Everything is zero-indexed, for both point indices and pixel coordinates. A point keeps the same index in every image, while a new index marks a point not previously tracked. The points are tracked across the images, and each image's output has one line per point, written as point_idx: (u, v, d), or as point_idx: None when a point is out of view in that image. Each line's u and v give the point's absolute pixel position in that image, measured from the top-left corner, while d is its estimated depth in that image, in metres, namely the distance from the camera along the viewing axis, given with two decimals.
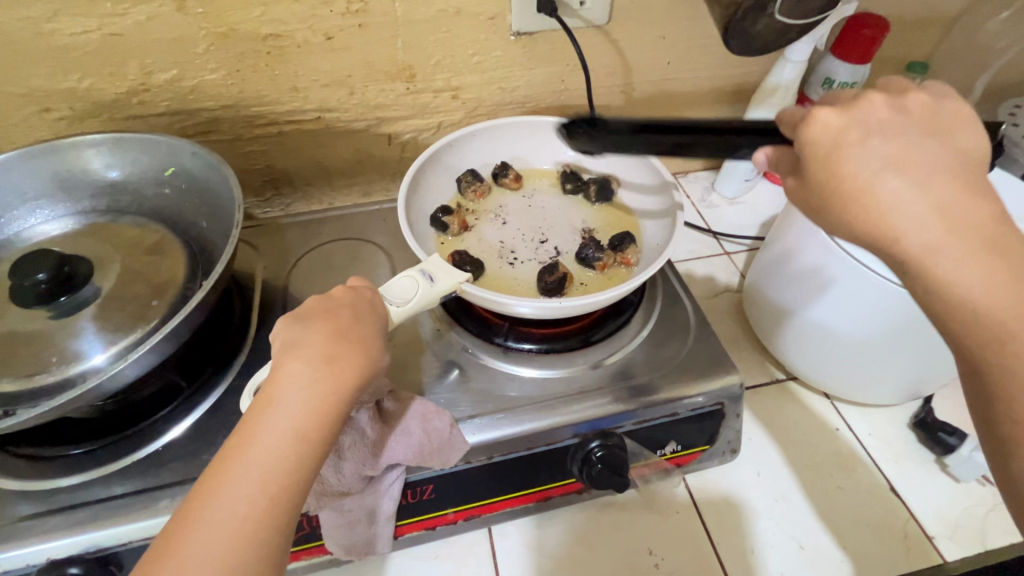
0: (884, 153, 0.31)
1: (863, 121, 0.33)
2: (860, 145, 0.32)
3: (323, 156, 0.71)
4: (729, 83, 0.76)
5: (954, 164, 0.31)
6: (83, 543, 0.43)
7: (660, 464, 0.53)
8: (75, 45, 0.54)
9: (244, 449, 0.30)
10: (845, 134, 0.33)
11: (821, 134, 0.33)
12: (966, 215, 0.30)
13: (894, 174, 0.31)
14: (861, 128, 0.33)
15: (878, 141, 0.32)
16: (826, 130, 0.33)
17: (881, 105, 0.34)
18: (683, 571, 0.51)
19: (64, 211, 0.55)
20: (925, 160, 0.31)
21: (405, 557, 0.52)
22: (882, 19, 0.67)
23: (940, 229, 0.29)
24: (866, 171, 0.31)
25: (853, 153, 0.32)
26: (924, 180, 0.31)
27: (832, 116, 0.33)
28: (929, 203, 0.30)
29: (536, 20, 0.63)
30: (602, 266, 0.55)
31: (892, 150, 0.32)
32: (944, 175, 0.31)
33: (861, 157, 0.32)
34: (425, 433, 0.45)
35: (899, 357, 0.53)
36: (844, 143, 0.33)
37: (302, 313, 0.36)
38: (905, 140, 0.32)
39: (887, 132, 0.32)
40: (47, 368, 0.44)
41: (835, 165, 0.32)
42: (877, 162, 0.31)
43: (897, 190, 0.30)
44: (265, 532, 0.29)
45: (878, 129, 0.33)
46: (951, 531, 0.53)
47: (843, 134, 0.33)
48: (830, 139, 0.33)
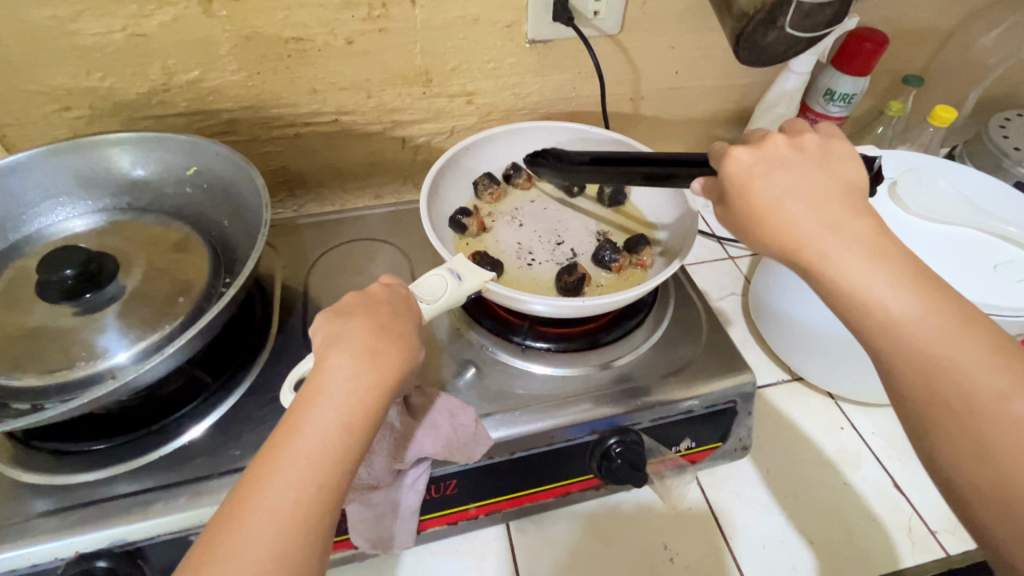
0: (783, 182, 0.36)
1: (767, 157, 0.38)
2: (765, 176, 0.37)
3: (338, 158, 0.71)
4: (734, 93, 0.78)
5: (845, 190, 0.36)
6: (110, 537, 0.43)
7: (676, 461, 0.54)
8: (99, 45, 0.55)
9: (293, 437, 0.31)
10: (753, 168, 0.37)
11: (734, 167, 0.38)
12: (855, 230, 0.33)
13: (793, 197, 0.35)
14: (766, 162, 0.37)
15: (780, 173, 0.37)
16: (739, 164, 0.38)
17: (781, 144, 0.38)
18: (697, 564, 0.53)
19: (85, 208, 0.55)
20: (818, 188, 0.36)
21: (425, 552, 0.52)
22: (881, 34, 0.69)
23: (835, 240, 0.33)
24: (769, 198, 0.36)
25: (758, 184, 0.37)
26: (819, 202, 0.35)
27: (744, 154, 0.38)
28: (820, 222, 0.34)
29: (551, 29, 0.64)
30: (618, 268, 0.57)
31: (789, 181, 0.36)
32: (834, 199, 0.35)
33: (767, 186, 0.36)
34: (452, 427, 0.46)
35: (843, 363, 0.59)
36: (751, 175, 0.37)
37: (343, 309, 0.37)
38: (800, 171, 0.36)
39: (785, 166, 0.37)
40: (73, 364, 0.44)
41: (746, 193, 0.37)
42: (778, 190, 0.36)
43: (796, 210, 0.35)
44: (314, 518, 0.30)
45: (781, 163, 0.37)
46: (954, 525, 0.55)
47: (750, 168, 0.38)
48: (741, 171, 0.38)
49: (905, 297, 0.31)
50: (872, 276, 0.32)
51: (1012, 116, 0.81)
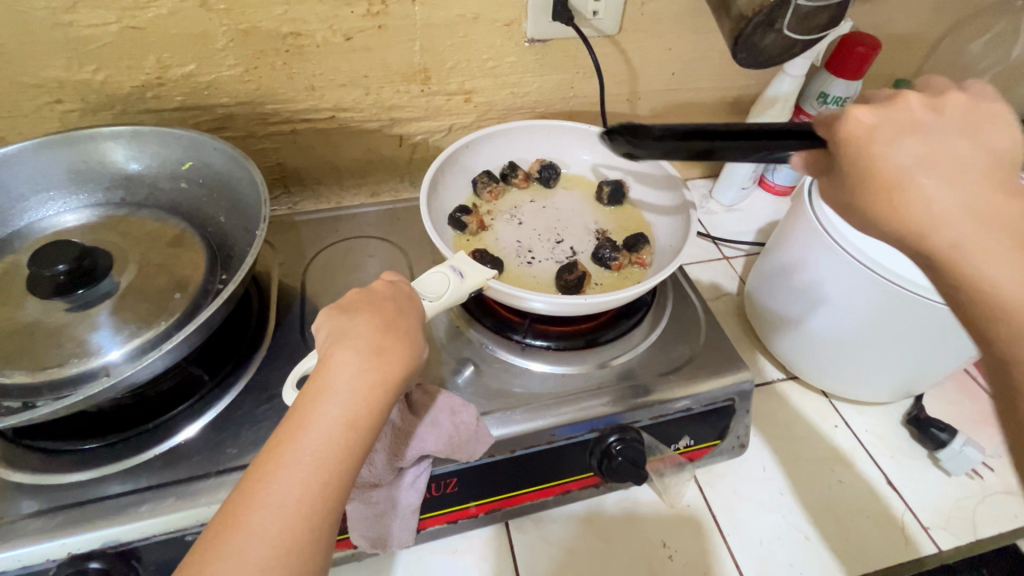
0: (922, 150, 0.32)
1: (898, 121, 0.33)
2: (896, 143, 0.32)
3: (335, 156, 0.71)
4: (730, 95, 0.79)
5: (990, 164, 0.31)
6: (105, 537, 0.42)
7: (675, 459, 0.54)
8: (93, 37, 0.54)
9: (297, 434, 0.31)
10: (879, 134, 0.33)
11: (854, 130, 0.34)
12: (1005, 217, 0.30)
13: (929, 175, 0.31)
14: (901, 128, 0.33)
15: (918, 138, 0.32)
16: (860, 128, 0.33)
17: (914, 107, 0.33)
18: (695, 562, 0.53)
19: (79, 203, 0.55)
20: (960, 158, 0.31)
21: (424, 552, 0.52)
22: (874, 39, 0.70)
23: (975, 224, 0.30)
24: (901, 169, 0.32)
25: (887, 152, 0.32)
26: (963, 179, 0.31)
27: (867, 117, 0.34)
28: (968, 202, 0.30)
29: (550, 28, 0.65)
30: (618, 266, 0.57)
31: (922, 150, 0.32)
32: (982, 174, 0.31)
33: (898, 154, 0.32)
34: (454, 425, 0.46)
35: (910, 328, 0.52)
36: (878, 141, 0.33)
37: (347, 306, 0.37)
38: (941, 140, 0.32)
39: (921, 132, 0.32)
40: (65, 361, 0.43)
41: (869, 161, 0.33)
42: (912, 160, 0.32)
43: (931, 186, 0.31)
44: (319, 516, 0.29)
45: (920, 128, 0.32)
46: (946, 521, 0.56)
47: (877, 131, 0.33)
48: (865, 134, 0.33)
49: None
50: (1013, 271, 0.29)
51: None
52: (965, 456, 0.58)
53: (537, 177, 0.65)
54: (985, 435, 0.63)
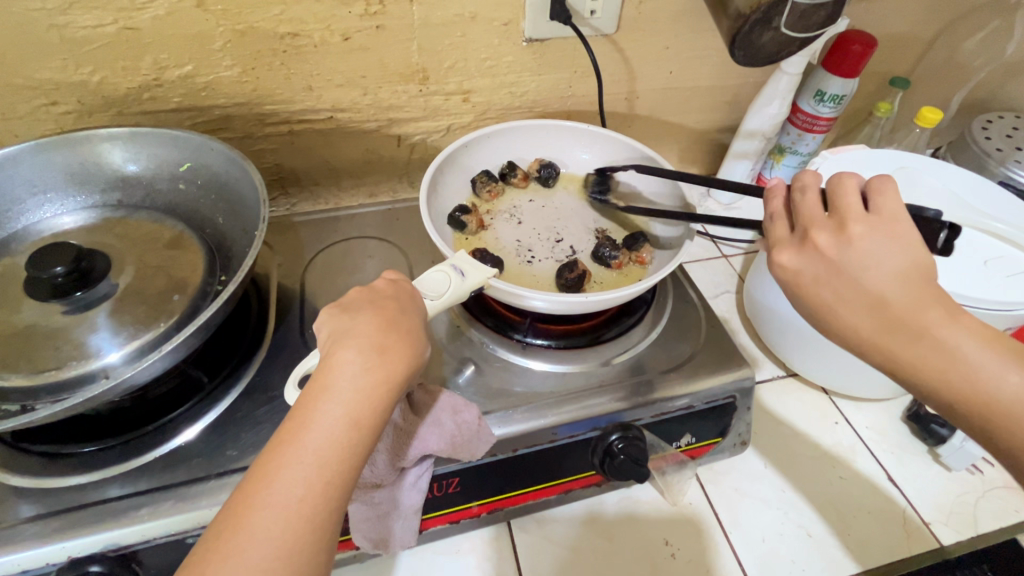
0: (837, 291, 0.36)
1: (814, 260, 0.36)
2: (813, 287, 0.37)
3: (333, 156, 0.71)
4: (727, 94, 0.79)
5: (901, 278, 0.34)
6: (104, 540, 0.42)
7: (677, 456, 0.54)
8: (89, 38, 0.53)
9: (300, 433, 0.30)
10: (801, 276, 0.37)
11: (786, 275, 0.38)
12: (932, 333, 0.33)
13: (848, 306, 0.35)
14: (819, 265, 0.36)
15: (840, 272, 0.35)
16: (789, 272, 0.38)
17: (819, 246, 0.36)
18: (698, 560, 0.53)
19: (75, 205, 0.54)
20: (868, 291, 0.34)
21: (427, 552, 0.52)
22: (869, 37, 0.71)
23: (909, 342, 0.33)
24: (828, 307, 0.36)
25: (813, 293, 0.37)
26: (881, 303, 0.34)
27: (791, 262, 0.38)
28: (900, 326, 0.34)
29: (548, 28, 0.65)
30: (618, 264, 0.58)
31: (837, 290, 0.35)
32: (900, 291, 0.34)
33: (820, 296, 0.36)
34: (456, 424, 0.46)
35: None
36: (804, 284, 0.37)
37: (349, 304, 0.37)
38: (851, 275, 0.35)
39: (838, 271, 0.35)
40: (64, 364, 0.43)
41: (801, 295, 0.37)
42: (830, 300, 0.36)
43: (859, 319, 0.35)
44: (321, 516, 0.29)
45: (834, 269, 0.36)
46: (946, 516, 0.57)
47: (801, 277, 0.37)
48: (793, 279, 0.38)
49: (1001, 376, 0.31)
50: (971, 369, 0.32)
51: (994, 117, 0.84)
52: (966, 452, 0.58)
53: (536, 176, 0.65)
54: None
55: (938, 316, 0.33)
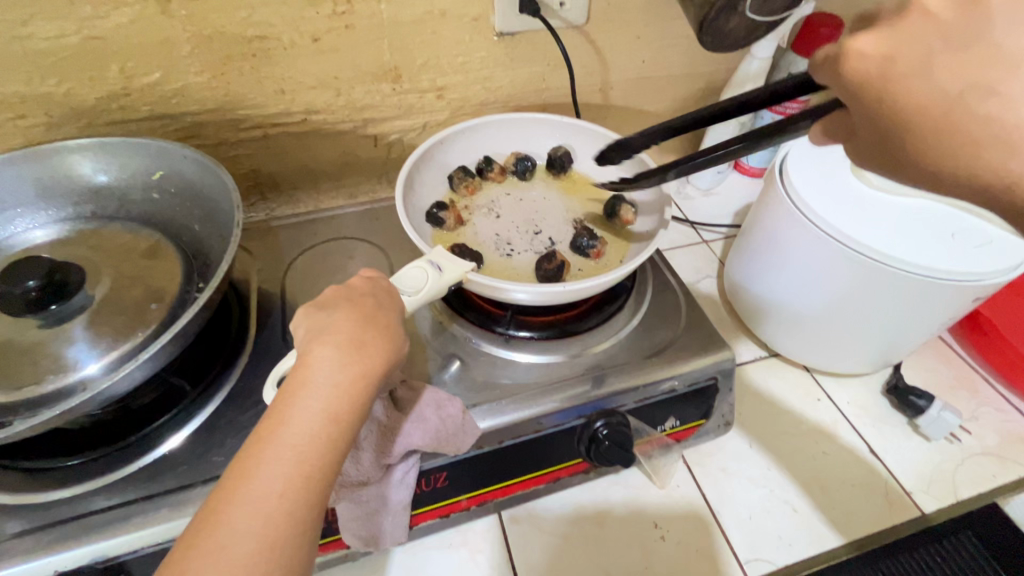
0: (961, 68, 0.24)
1: (909, 38, 0.25)
2: (928, 65, 0.25)
3: (308, 159, 0.71)
4: (700, 81, 0.80)
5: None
6: (91, 553, 0.42)
7: (662, 440, 0.56)
8: (52, 49, 0.53)
9: (278, 430, 0.31)
10: (889, 70, 0.26)
11: (864, 68, 0.26)
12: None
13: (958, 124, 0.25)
14: (909, 46, 0.25)
15: (926, 79, 0.25)
16: (866, 63, 0.26)
17: (942, 11, 0.25)
18: (687, 540, 0.54)
19: (49, 218, 0.54)
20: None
21: (419, 547, 0.52)
22: (836, 18, 0.72)
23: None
24: (940, 98, 0.25)
25: (904, 87, 0.26)
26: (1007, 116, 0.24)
27: (869, 42, 0.26)
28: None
29: (518, 21, 0.65)
30: (597, 253, 0.58)
31: (965, 60, 0.24)
32: None
33: (930, 83, 0.25)
34: (440, 419, 0.46)
35: (866, 304, 0.54)
36: (893, 79, 0.26)
37: (325, 303, 0.37)
38: (992, 46, 0.24)
39: (961, 46, 0.24)
40: (43, 378, 0.42)
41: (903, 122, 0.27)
42: (951, 82, 0.25)
43: (1015, 91, 0.23)
44: (301, 511, 0.29)
45: (968, 36, 0.24)
46: (927, 485, 0.58)
47: (900, 54, 0.25)
48: (873, 71, 0.26)
49: None
50: None
51: None
52: (944, 421, 0.59)
53: (512, 170, 0.66)
54: (961, 399, 0.65)
55: None
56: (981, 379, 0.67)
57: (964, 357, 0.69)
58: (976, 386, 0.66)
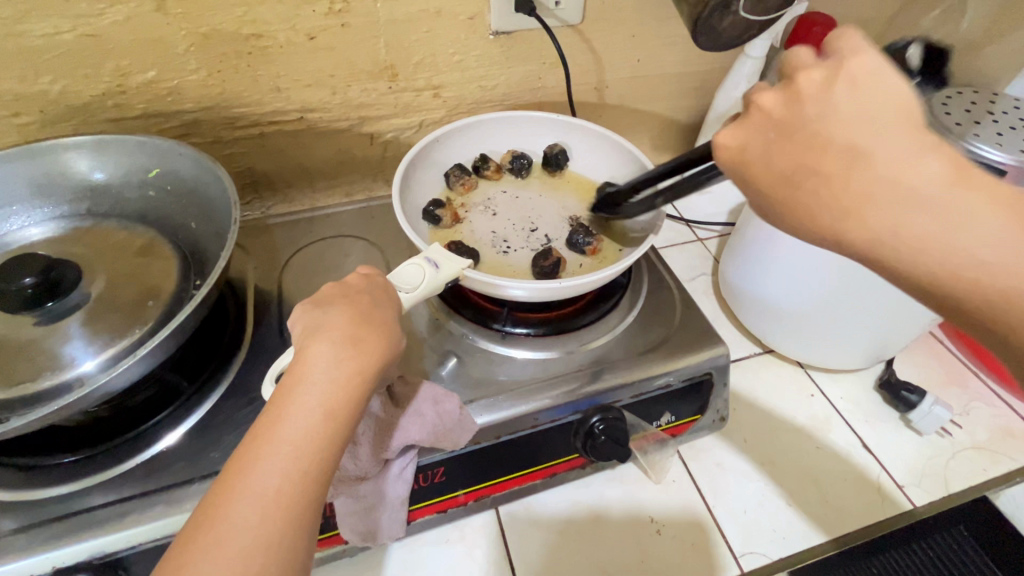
0: (791, 155, 0.30)
1: (764, 123, 0.32)
2: (767, 154, 0.31)
3: (304, 157, 0.71)
4: (695, 80, 0.80)
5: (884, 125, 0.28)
6: (88, 549, 0.42)
7: (658, 435, 0.56)
8: (47, 46, 0.53)
9: (276, 425, 0.31)
10: (752, 145, 0.32)
11: (728, 154, 0.33)
12: (894, 170, 0.28)
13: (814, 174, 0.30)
14: (768, 128, 0.31)
15: (785, 145, 0.30)
16: (735, 142, 0.33)
17: (777, 105, 0.31)
18: (683, 534, 0.54)
19: (44, 216, 0.54)
20: (842, 132, 0.29)
21: (417, 543, 0.53)
22: (828, 17, 0.73)
23: (884, 179, 0.28)
24: (783, 174, 0.31)
25: (760, 166, 0.32)
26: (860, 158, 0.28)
27: (773, 99, 0.31)
28: (890, 161, 0.27)
29: (514, 20, 0.65)
30: (592, 250, 0.59)
31: (797, 145, 0.30)
32: (891, 133, 0.28)
33: (772, 164, 0.31)
34: (437, 414, 0.46)
35: (850, 298, 0.55)
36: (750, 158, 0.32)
37: (322, 299, 0.38)
38: (822, 122, 0.29)
39: (788, 133, 0.31)
40: (39, 376, 0.42)
41: (769, 184, 0.32)
42: (787, 164, 0.31)
43: (830, 165, 0.29)
44: (299, 504, 0.29)
45: (793, 129, 0.30)
46: (919, 479, 0.59)
47: (749, 146, 0.32)
48: (736, 156, 0.33)
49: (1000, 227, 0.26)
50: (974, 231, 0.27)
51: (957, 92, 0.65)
52: (935, 415, 0.60)
53: (508, 168, 0.66)
54: (952, 393, 0.66)
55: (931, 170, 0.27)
56: (972, 375, 0.68)
57: (955, 353, 0.70)
58: (967, 381, 0.67)
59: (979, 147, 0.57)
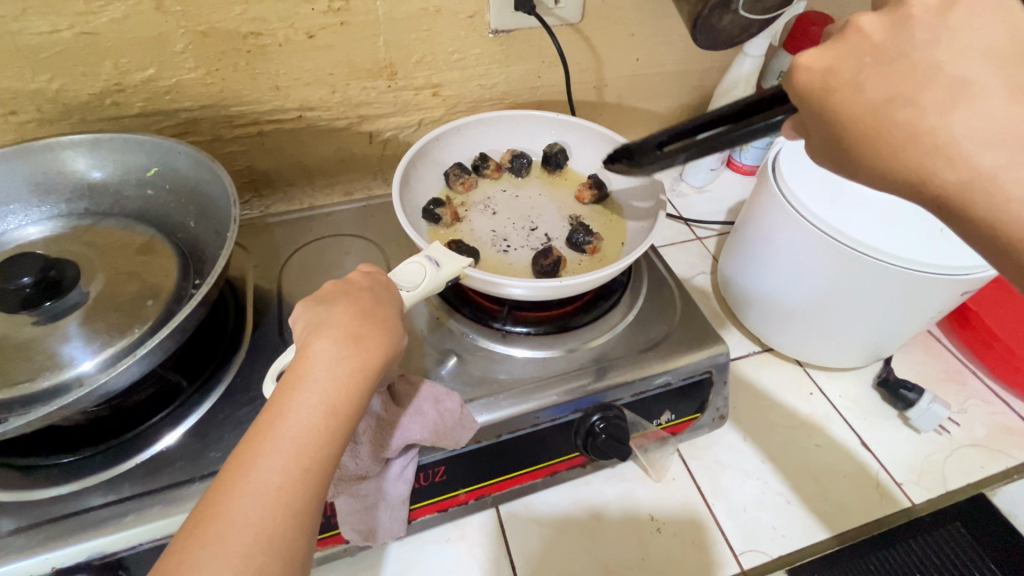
0: (891, 82, 0.28)
1: (857, 51, 0.29)
2: (863, 79, 0.29)
3: (303, 155, 0.70)
4: (694, 79, 0.80)
5: (990, 61, 0.26)
6: (88, 550, 0.42)
7: (658, 433, 0.56)
8: (44, 45, 0.52)
9: (277, 422, 0.31)
10: (837, 74, 0.30)
11: (809, 80, 0.31)
12: (994, 107, 0.26)
13: (902, 106, 0.28)
14: (859, 58, 0.29)
15: (876, 76, 0.29)
16: (815, 74, 0.30)
17: (880, 32, 0.29)
18: (683, 532, 0.54)
19: (42, 214, 0.54)
20: (953, 62, 0.27)
21: (418, 542, 0.53)
22: (825, 16, 0.73)
23: (983, 117, 0.26)
24: (877, 106, 0.29)
25: (850, 96, 0.29)
26: (959, 93, 0.27)
27: (870, 25, 0.29)
28: (1003, 98, 0.26)
29: (514, 19, 0.65)
30: (592, 249, 0.59)
31: (894, 74, 0.28)
32: (994, 73, 0.26)
33: (866, 94, 0.29)
34: (438, 413, 0.46)
35: (869, 300, 0.54)
36: (836, 86, 0.30)
37: (323, 297, 0.38)
38: (923, 53, 0.27)
39: (884, 62, 0.29)
40: (38, 376, 0.42)
41: (843, 115, 0.30)
42: (883, 93, 0.28)
43: (927, 98, 0.27)
44: (300, 502, 0.29)
45: (892, 57, 0.28)
46: (918, 476, 0.59)
47: (841, 69, 0.30)
48: (823, 84, 0.30)
49: None
50: None
51: None
52: (933, 413, 0.60)
53: (508, 167, 0.66)
54: (950, 391, 0.66)
55: None
56: (970, 372, 0.68)
57: (953, 351, 0.70)
58: (965, 378, 0.68)
59: None
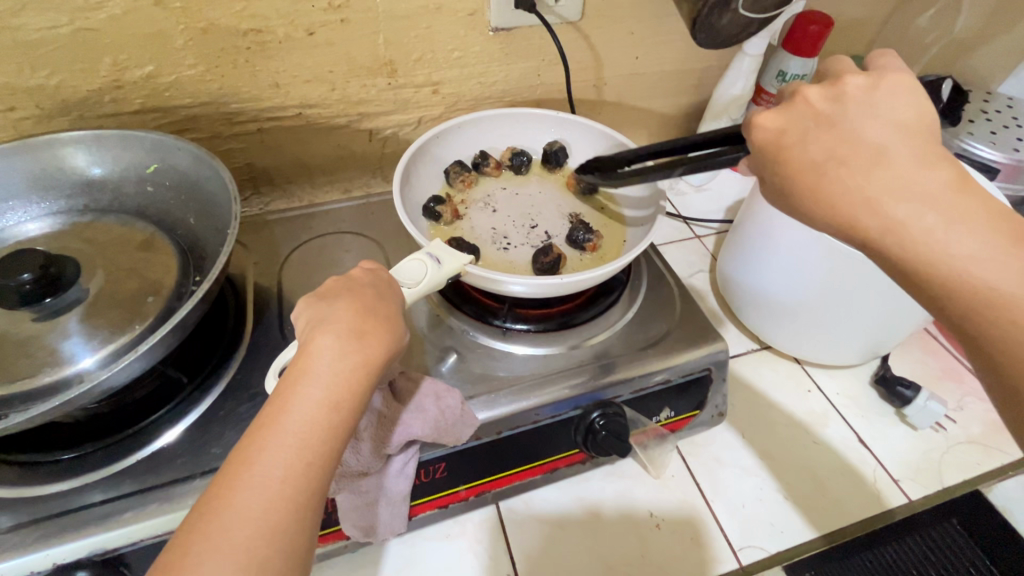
0: (828, 143, 0.33)
1: (801, 116, 0.34)
2: (805, 138, 0.34)
3: (303, 153, 0.70)
4: (693, 78, 0.81)
5: (904, 133, 0.32)
6: (89, 546, 0.42)
7: (657, 430, 0.57)
8: (43, 40, 0.52)
9: (280, 417, 0.31)
10: (786, 134, 0.34)
11: (764, 137, 0.35)
12: (906, 171, 0.31)
13: (837, 163, 0.32)
14: (803, 122, 0.34)
15: (815, 138, 0.33)
16: (769, 132, 0.35)
17: (818, 99, 0.34)
18: (682, 529, 0.55)
19: (42, 211, 0.54)
20: (876, 132, 0.32)
21: (418, 538, 0.53)
22: (826, 15, 0.72)
23: (895, 177, 0.31)
24: (814, 163, 0.33)
25: (795, 153, 0.34)
26: (878, 156, 0.31)
27: (815, 95, 0.34)
28: (912, 161, 0.31)
29: (514, 16, 0.65)
30: (592, 247, 0.59)
31: (832, 137, 0.33)
32: (905, 144, 0.31)
33: (807, 152, 0.33)
34: (439, 409, 0.46)
35: (857, 298, 0.55)
36: (786, 143, 0.34)
37: (326, 292, 0.38)
38: (849, 123, 0.32)
39: (822, 125, 0.33)
40: (38, 372, 0.42)
41: (790, 167, 0.34)
42: (821, 153, 0.33)
43: (854, 159, 0.32)
44: (303, 496, 0.29)
45: (830, 123, 0.33)
46: (915, 473, 0.59)
47: (789, 130, 0.34)
48: (773, 140, 0.35)
49: (974, 238, 0.29)
50: (953, 238, 0.29)
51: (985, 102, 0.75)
52: (930, 410, 0.61)
53: (508, 165, 0.66)
54: (947, 389, 0.67)
55: (935, 179, 0.30)
56: (967, 370, 0.69)
57: (950, 349, 0.71)
58: (961, 376, 0.68)
59: (976, 146, 0.67)
